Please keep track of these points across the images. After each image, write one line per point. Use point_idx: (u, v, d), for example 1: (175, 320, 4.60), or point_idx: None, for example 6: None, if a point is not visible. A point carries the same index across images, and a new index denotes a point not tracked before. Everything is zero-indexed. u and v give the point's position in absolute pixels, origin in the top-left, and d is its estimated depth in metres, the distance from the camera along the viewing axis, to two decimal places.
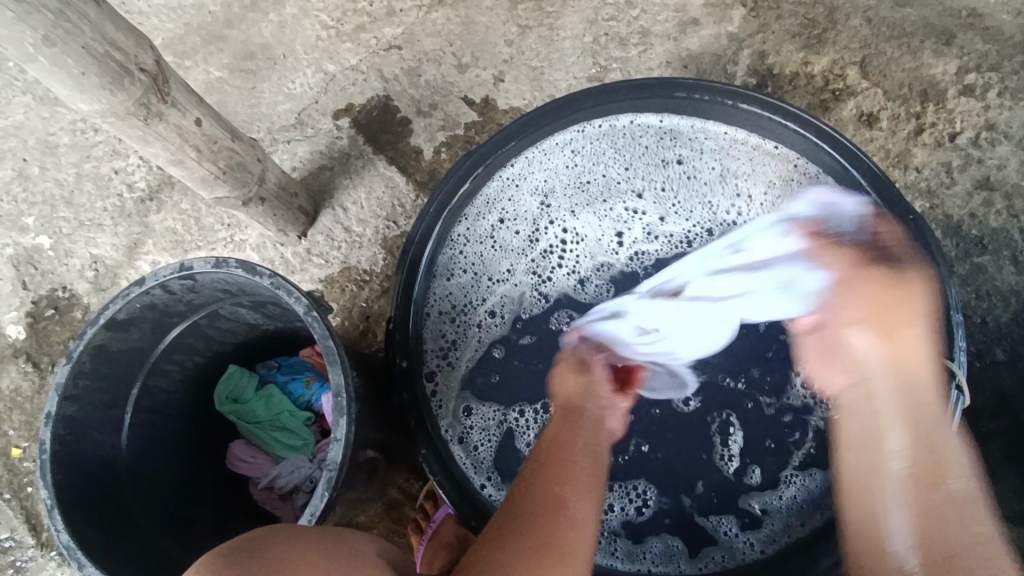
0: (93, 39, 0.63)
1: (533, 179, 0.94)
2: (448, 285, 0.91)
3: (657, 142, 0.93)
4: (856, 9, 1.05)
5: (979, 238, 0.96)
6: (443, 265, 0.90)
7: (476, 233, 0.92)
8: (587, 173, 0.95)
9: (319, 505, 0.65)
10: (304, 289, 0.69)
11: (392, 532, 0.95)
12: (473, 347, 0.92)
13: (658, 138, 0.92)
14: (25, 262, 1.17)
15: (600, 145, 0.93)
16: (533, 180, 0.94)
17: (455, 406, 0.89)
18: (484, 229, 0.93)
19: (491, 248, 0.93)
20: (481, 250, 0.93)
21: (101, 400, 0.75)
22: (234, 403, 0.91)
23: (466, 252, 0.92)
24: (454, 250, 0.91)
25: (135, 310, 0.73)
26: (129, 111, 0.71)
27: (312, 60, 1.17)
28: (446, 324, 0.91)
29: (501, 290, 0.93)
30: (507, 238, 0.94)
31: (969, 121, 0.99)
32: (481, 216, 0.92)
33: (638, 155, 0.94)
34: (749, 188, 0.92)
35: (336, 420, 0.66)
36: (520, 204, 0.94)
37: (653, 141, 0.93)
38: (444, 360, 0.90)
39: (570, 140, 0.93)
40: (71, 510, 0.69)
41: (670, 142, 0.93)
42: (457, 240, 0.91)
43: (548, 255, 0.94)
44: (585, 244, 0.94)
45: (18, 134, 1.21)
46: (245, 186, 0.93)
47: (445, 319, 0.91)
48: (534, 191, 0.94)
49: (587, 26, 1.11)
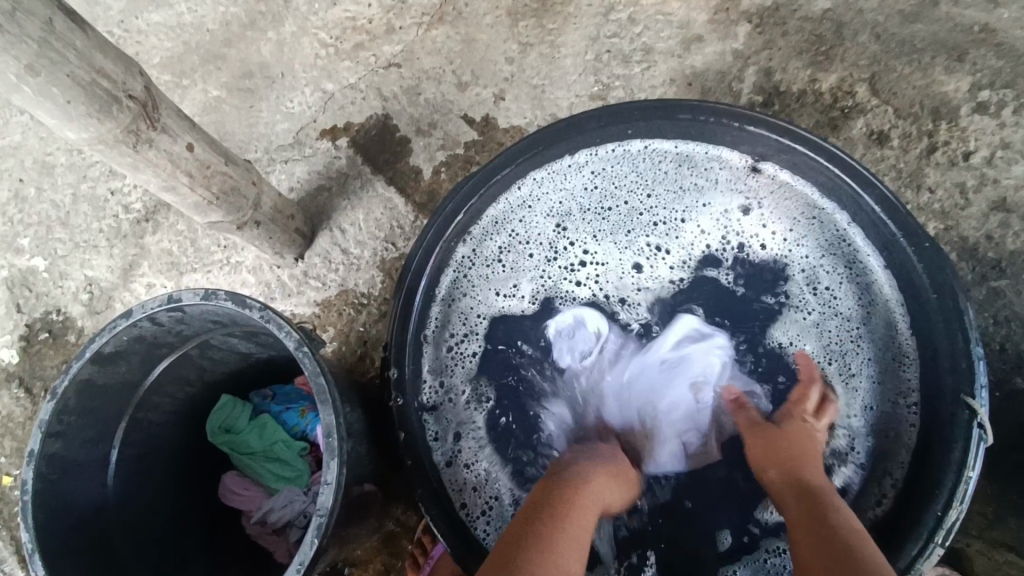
0: (79, 67, 0.61)
1: (545, 201, 0.91)
2: (448, 306, 0.88)
3: (675, 169, 0.90)
4: (864, 25, 1.02)
5: (996, 261, 0.93)
6: (444, 284, 0.88)
7: (480, 252, 0.90)
8: (605, 197, 0.91)
9: (309, 553, 0.62)
10: (295, 323, 0.67)
11: (389, 567, 0.92)
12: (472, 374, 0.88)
13: (675, 164, 0.89)
14: (20, 285, 1.15)
15: (617, 171, 0.90)
16: (546, 203, 0.91)
17: (446, 430, 0.86)
18: (492, 251, 0.91)
19: (496, 269, 0.91)
20: (485, 271, 0.90)
21: (88, 435, 0.73)
22: (227, 434, 0.88)
23: (469, 272, 0.90)
24: (457, 268, 0.89)
25: (123, 343, 0.71)
26: (118, 139, 0.69)
27: (310, 79, 1.15)
28: (443, 348, 0.88)
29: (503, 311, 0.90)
30: (514, 262, 0.91)
31: (983, 140, 0.96)
32: (486, 234, 0.90)
33: (653, 174, 0.90)
34: (772, 223, 0.88)
35: (327, 462, 0.64)
36: (530, 227, 0.91)
37: (671, 168, 0.90)
38: (439, 385, 0.87)
39: (584, 165, 0.90)
40: (52, 552, 0.67)
41: (687, 169, 0.89)
42: (460, 259, 0.89)
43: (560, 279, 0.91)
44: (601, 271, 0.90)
45: (15, 155, 1.19)
46: (239, 211, 0.91)
47: (444, 342, 0.88)
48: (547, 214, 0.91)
49: (589, 43, 1.09)
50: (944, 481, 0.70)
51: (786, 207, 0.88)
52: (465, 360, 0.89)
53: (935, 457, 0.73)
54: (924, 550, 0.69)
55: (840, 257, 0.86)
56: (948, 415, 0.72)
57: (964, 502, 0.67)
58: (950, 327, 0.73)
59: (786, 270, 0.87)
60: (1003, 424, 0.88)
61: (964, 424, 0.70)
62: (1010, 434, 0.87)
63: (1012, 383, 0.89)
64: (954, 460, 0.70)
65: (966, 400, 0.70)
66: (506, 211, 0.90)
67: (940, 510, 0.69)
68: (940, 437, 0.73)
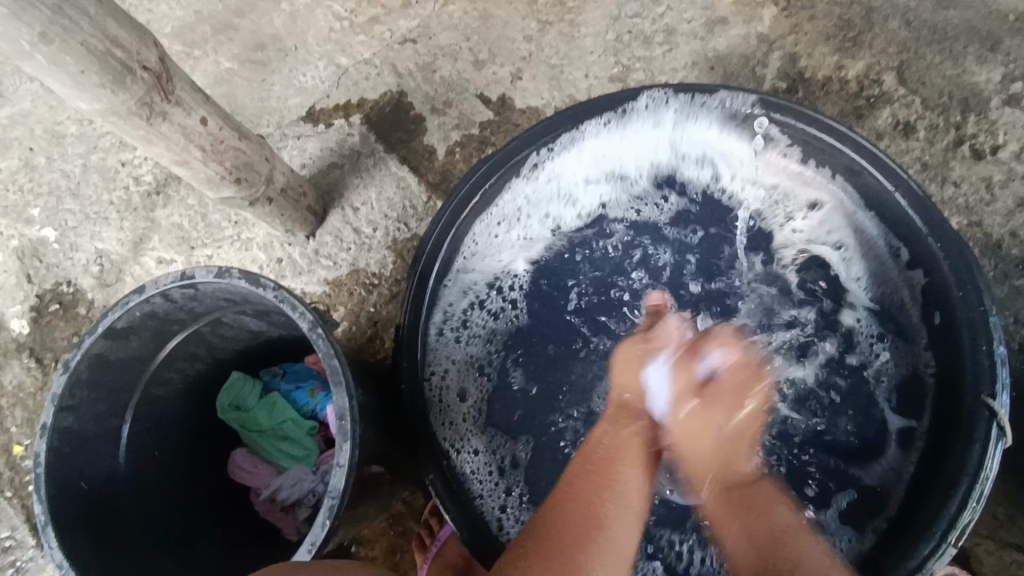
0: (93, 36, 0.60)
1: (566, 176, 0.90)
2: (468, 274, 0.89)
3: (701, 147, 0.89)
4: (894, 11, 0.99)
5: (1020, 259, 0.91)
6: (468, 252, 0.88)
7: (499, 222, 0.90)
8: (620, 169, 0.91)
9: (319, 535, 0.63)
10: (308, 303, 0.67)
11: (396, 547, 0.93)
12: (485, 342, 0.90)
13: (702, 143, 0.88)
14: (30, 255, 1.14)
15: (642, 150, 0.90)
16: (566, 178, 0.91)
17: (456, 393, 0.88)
18: (513, 224, 0.91)
19: (513, 239, 0.92)
20: (503, 241, 0.91)
21: (100, 409, 0.74)
22: (237, 411, 0.88)
23: (486, 242, 0.89)
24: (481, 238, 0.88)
25: (135, 319, 0.71)
26: (132, 111, 0.67)
27: (324, 53, 1.13)
28: (460, 315, 0.89)
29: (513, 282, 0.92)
30: (529, 232, 0.92)
31: (1013, 133, 0.94)
32: (506, 207, 0.89)
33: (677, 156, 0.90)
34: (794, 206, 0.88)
35: (340, 445, 0.65)
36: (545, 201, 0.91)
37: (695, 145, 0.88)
38: (450, 347, 0.88)
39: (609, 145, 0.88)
40: (65, 524, 0.69)
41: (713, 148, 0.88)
42: (481, 231, 0.88)
43: (573, 252, 0.93)
44: (612, 248, 0.93)
45: (25, 123, 1.18)
46: (252, 187, 0.89)
47: (461, 308, 0.89)
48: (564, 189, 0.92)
49: (610, 23, 1.07)
50: (961, 481, 0.69)
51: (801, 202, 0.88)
52: (477, 329, 0.90)
53: (953, 452, 0.72)
54: (937, 550, 0.68)
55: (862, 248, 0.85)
56: (966, 414, 0.71)
57: (980, 502, 0.67)
58: (976, 329, 0.71)
59: (808, 260, 0.89)
60: (1019, 426, 0.87)
61: (984, 423, 0.69)
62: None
63: None
64: (972, 464, 0.69)
65: (987, 400, 0.69)
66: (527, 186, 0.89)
67: (954, 510, 0.69)
68: (958, 437, 0.72)
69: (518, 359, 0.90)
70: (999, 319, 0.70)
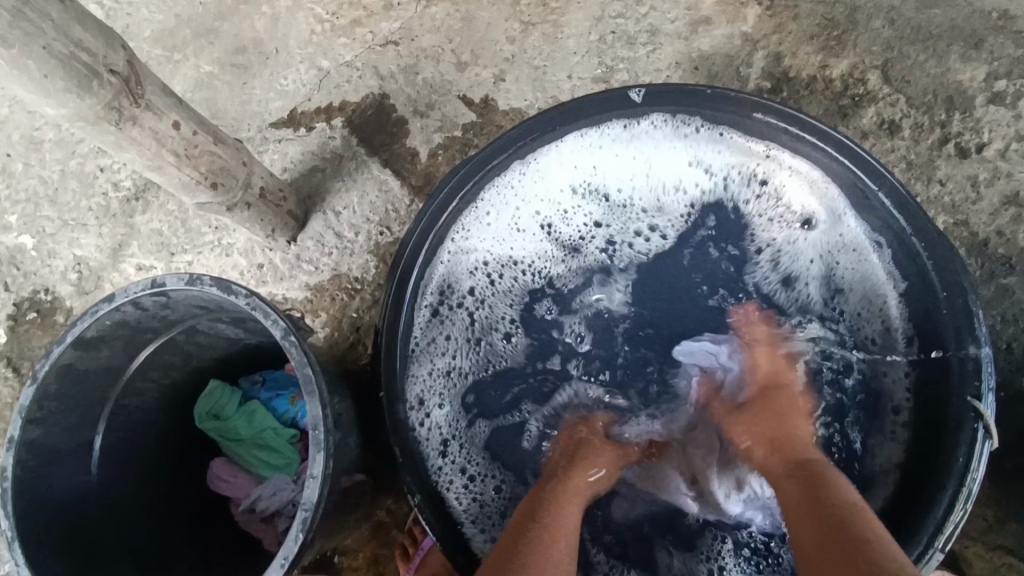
0: (56, 40, 0.58)
1: (544, 179, 0.88)
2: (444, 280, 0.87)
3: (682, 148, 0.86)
4: (878, 9, 0.99)
5: (1006, 258, 0.91)
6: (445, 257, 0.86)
7: (477, 227, 0.87)
8: (600, 173, 0.89)
9: (293, 549, 0.62)
10: (281, 311, 0.66)
11: (379, 557, 0.91)
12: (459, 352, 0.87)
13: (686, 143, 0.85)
14: (7, 263, 1.13)
15: (623, 152, 0.87)
16: (545, 181, 0.88)
17: (431, 409, 0.84)
18: (490, 230, 0.88)
19: (489, 246, 0.89)
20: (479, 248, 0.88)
21: (71, 420, 0.73)
22: (215, 420, 0.86)
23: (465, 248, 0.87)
24: (459, 244, 0.86)
25: (105, 328, 0.69)
26: (99, 116, 0.66)
27: (305, 56, 1.11)
28: (435, 326, 0.86)
29: (490, 291, 0.89)
30: (507, 238, 0.89)
31: (997, 132, 0.94)
32: (483, 212, 0.87)
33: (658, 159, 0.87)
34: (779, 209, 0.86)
35: (313, 456, 0.64)
36: (523, 207, 0.88)
37: (677, 146, 0.86)
38: (424, 361, 0.85)
39: (591, 147, 0.86)
40: (33, 539, 0.67)
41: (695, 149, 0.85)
42: (460, 237, 0.86)
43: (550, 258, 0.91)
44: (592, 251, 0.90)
45: (2, 128, 1.16)
46: (230, 192, 0.88)
47: (436, 319, 0.86)
48: (542, 193, 0.89)
49: (593, 24, 1.06)
50: (947, 483, 0.69)
51: (794, 209, 0.85)
52: (451, 340, 0.87)
53: (938, 454, 0.72)
54: (925, 553, 0.68)
55: (852, 250, 0.82)
56: (950, 416, 0.71)
57: (969, 502, 0.67)
58: (960, 329, 0.71)
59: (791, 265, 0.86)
60: (1006, 426, 0.87)
61: (969, 423, 0.69)
62: (1011, 438, 0.86)
63: (1018, 383, 0.87)
64: (958, 463, 0.69)
65: (972, 402, 0.69)
66: (507, 191, 0.87)
67: (942, 512, 0.68)
68: (943, 439, 0.72)
69: (492, 365, 0.88)
70: (982, 318, 0.70)
